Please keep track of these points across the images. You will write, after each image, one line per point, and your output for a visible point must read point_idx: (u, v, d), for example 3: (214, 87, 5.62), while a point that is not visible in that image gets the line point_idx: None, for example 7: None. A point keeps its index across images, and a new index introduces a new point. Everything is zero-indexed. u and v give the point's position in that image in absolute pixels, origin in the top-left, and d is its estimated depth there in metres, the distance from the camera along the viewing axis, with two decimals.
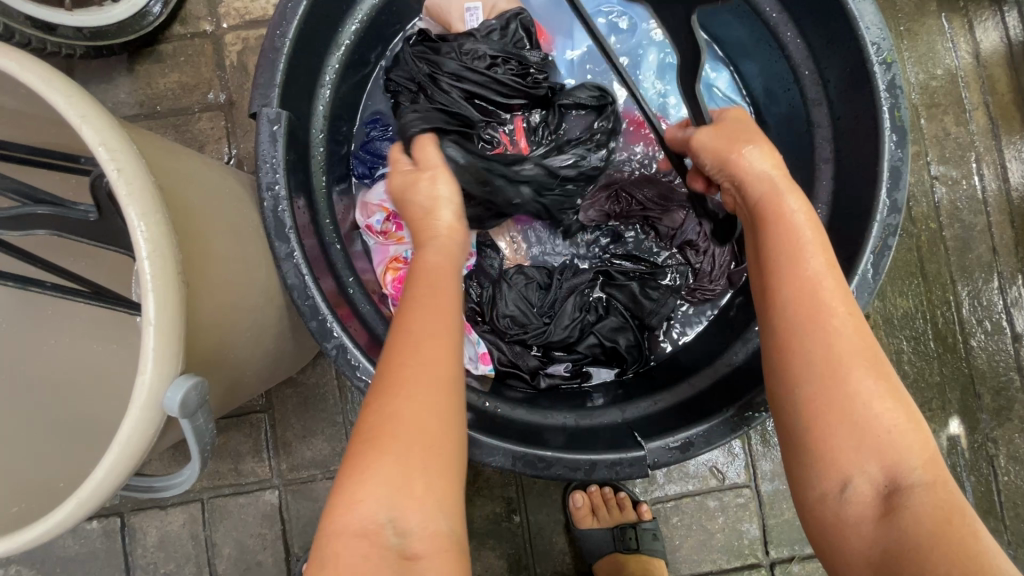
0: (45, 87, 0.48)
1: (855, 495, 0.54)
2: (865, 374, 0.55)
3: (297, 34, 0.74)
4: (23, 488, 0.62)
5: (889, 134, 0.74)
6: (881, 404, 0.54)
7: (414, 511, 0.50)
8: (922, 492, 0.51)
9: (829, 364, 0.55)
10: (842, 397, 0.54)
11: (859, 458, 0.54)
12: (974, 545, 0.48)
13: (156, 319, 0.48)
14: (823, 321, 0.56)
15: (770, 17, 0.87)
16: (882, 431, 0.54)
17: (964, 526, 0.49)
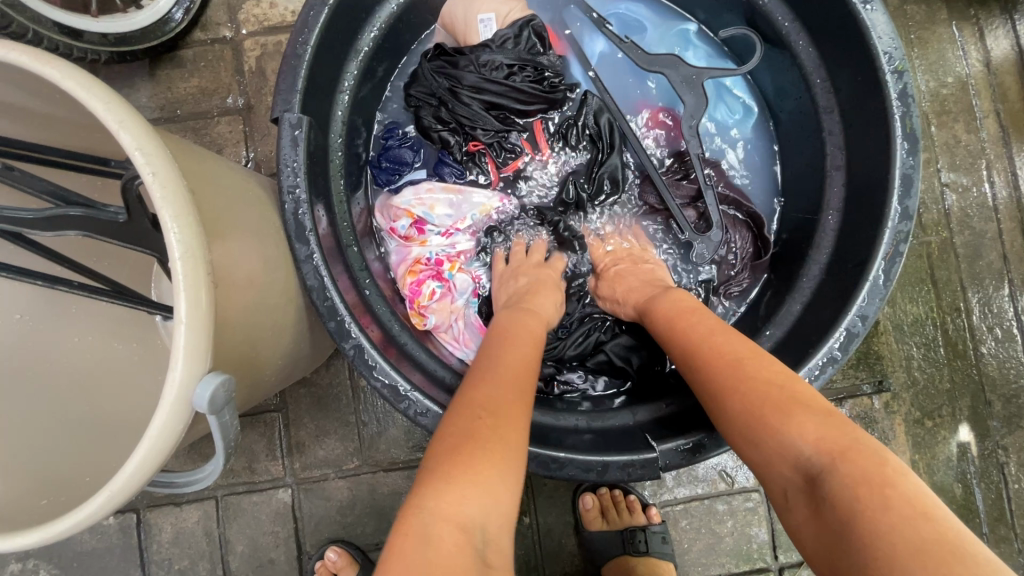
0: (84, 93, 0.50)
1: (793, 499, 0.54)
2: (756, 383, 0.60)
3: (318, 41, 0.76)
4: (52, 481, 0.64)
5: (900, 141, 0.75)
6: (772, 406, 0.57)
7: (497, 522, 0.52)
8: (829, 473, 0.51)
9: (722, 394, 0.61)
10: (741, 415, 0.59)
11: (774, 463, 0.56)
12: (886, 517, 0.46)
13: (187, 318, 0.50)
14: (704, 362, 0.65)
15: (782, 26, 0.88)
16: (781, 428, 0.55)
17: (893, 493, 0.47)
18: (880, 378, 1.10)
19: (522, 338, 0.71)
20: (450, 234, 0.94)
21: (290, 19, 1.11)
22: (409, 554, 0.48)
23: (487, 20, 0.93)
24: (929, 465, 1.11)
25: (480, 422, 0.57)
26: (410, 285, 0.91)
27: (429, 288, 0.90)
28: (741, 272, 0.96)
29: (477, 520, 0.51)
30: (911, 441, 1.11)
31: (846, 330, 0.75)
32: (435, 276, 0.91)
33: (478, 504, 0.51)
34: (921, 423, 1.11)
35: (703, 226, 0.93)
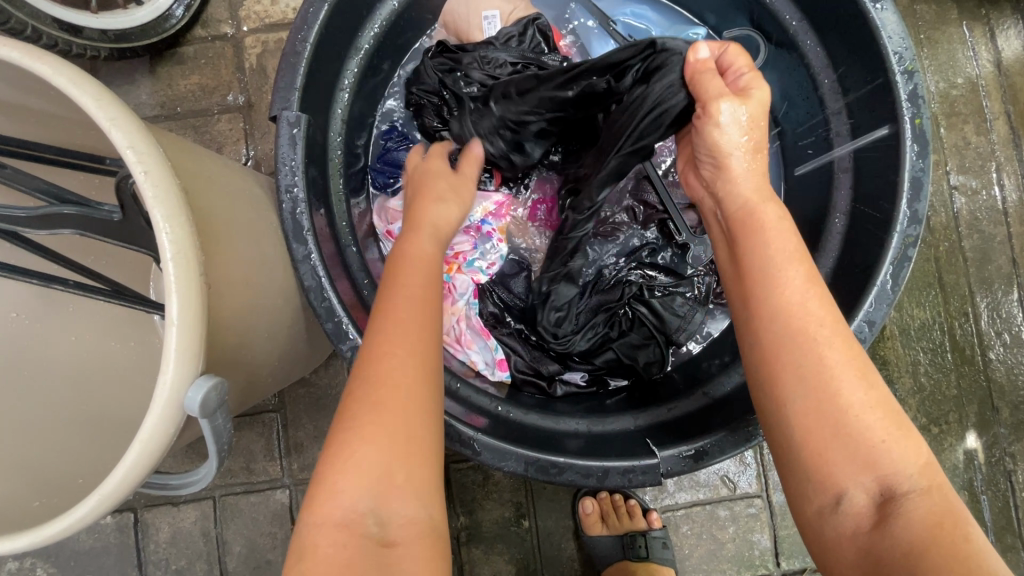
0: (76, 89, 0.49)
1: (849, 507, 0.52)
2: (850, 380, 0.54)
3: (318, 39, 0.75)
4: (45, 483, 0.63)
5: (909, 144, 0.73)
6: (879, 417, 0.53)
7: (389, 498, 0.52)
8: (918, 498, 0.51)
9: (825, 386, 0.53)
10: (833, 414, 0.53)
11: (854, 473, 0.52)
12: (967, 548, 0.47)
13: (178, 320, 0.49)
14: (810, 334, 0.55)
15: (790, 25, 0.86)
16: (877, 442, 0.52)
17: (968, 528, 0.49)
18: (886, 383, 1.09)
19: (415, 277, 0.64)
20: None
21: (291, 17, 1.11)
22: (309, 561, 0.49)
23: (491, 17, 0.93)
24: None
25: (354, 401, 0.55)
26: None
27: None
28: None
29: (366, 508, 0.51)
30: None
31: (853, 336, 0.73)
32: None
33: (359, 491, 0.51)
34: (927, 429, 1.09)
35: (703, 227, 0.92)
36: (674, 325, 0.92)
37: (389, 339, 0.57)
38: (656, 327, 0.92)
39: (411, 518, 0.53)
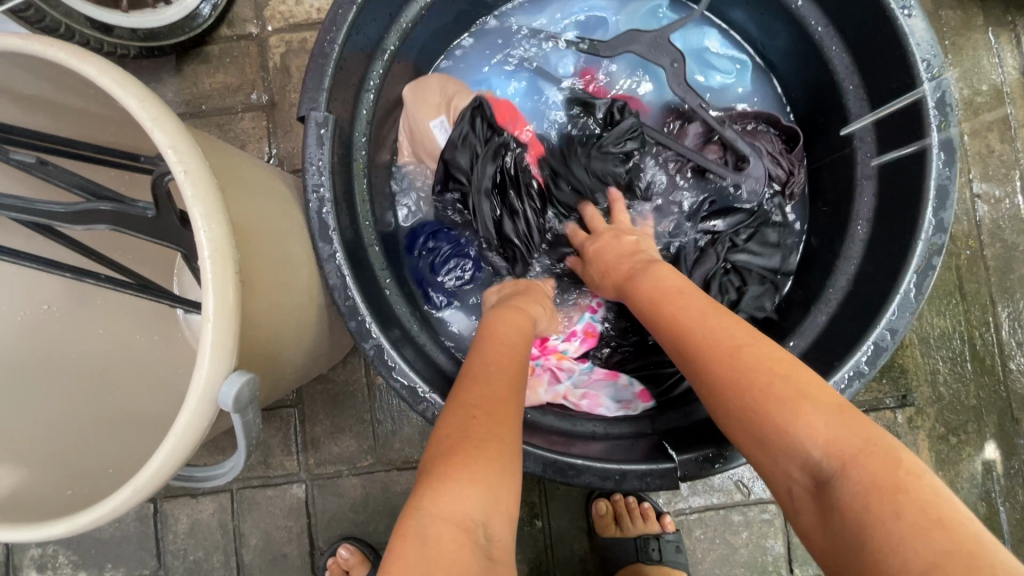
0: (120, 90, 0.50)
1: (800, 501, 0.53)
2: (756, 384, 0.56)
3: (345, 40, 0.76)
4: (76, 472, 0.64)
5: (936, 152, 0.74)
6: (776, 404, 0.54)
7: (500, 519, 0.50)
8: (840, 481, 0.49)
9: (718, 401, 0.59)
10: (740, 416, 0.57)
11: (782, 464, 0.54)
12: (896, 528, 0.44)
13: (215, 316, 0.50)
14: (699, 357, 0.62)
15: (815, 31, 0.85)
16: (785, 429, 0.53)
17: (906, 499, 0.45)
18: (904, 392, 1.08)
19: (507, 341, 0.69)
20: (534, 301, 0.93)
21: (315, 17, 1.12)
22: (409, 553, 0.46)
23: (440, 123, 0.90)
24: (953, 482, 1.08)
25: (474, 423, 0.55)
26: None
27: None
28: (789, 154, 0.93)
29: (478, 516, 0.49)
30: (935, 457, 1.08)
31: (874, 344, 0.73)
32: (530, 354, 0.90)
33: (477, 498, 0.49)
34: (945, 439, 1.09)
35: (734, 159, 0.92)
36: (774, 257, 0.93)
37: (490, 382, 0.61)
38: (762, 268, 0.93)
39: (510, 540, 0.51)
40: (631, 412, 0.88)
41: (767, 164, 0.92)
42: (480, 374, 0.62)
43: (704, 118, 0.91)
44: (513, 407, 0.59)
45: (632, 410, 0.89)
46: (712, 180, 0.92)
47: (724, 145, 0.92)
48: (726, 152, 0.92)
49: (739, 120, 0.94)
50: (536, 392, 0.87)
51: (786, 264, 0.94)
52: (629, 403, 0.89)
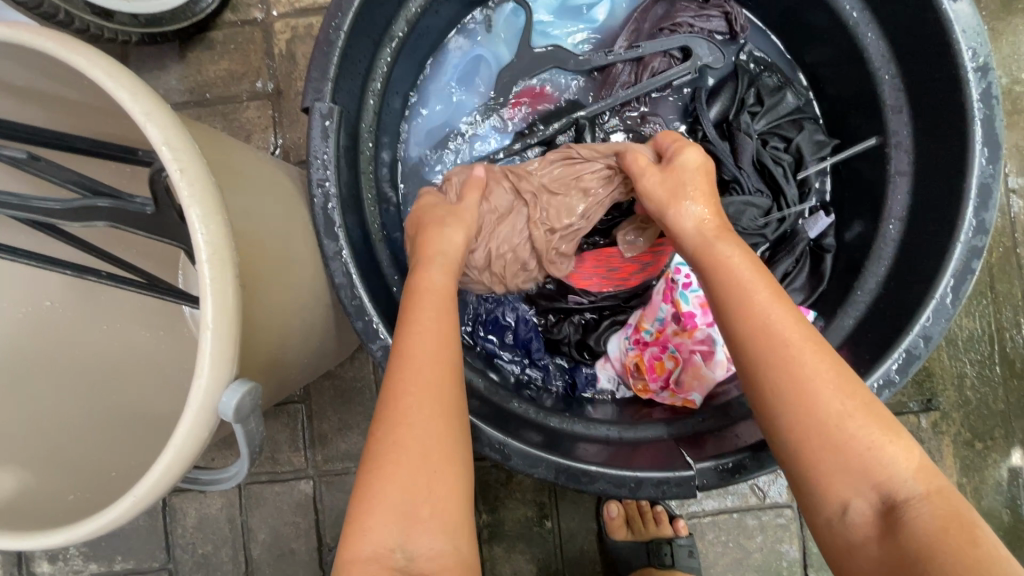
0: (111, 82, 0.47)
1: (858, 517, 0.52)
2: (828, 390, 0.54)
3: (352, 26, 0.72)
4: (78, 476, 0.63)
5: (979, 148, 0.69)
6: (863, 421, 0.54)
7: (417, 532, 0.53)
8: (919, 505, 0.50)
9: (797, 408, 0.54)
10: (820, 421, 0.54)
11: (851, 479, 0.53)
12: (976, 552, 0.46)
13: (214, 324, 0.48)
14: (771, 350, 0.56)
15: (850, 16, 0.80)
16: (868, 448, 0.53)
17: (979, 531, 0.48)
18: (929, 396, 1.04)
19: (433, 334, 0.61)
20: (633, 324, 0.89)
21: (322, 1, 1.08)
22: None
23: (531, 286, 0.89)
24: (977, 489, 1.05)
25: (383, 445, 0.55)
26: (657, 379, 0.86)
27: (667, 363, 0.85)
28: (711, 8, 0.89)
29: (392, 545, 0.52)
30: (960, 463, 1.05)
31: (906, 351, 0.69)
32: (662, 350, 0.86)
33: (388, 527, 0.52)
34: (970, 445, 1.05)
35: (677, 53, 0.88)
36: (791, 97, 0.90)
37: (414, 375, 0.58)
38: (797, 113, 0.90)
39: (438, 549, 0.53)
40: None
41: (699, 31, 0.89)
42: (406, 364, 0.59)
43: (626, 58, 0.88)
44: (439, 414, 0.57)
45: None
46: (678, 81, 0.88)
47: (663, 51, 0.88)
48: (667, 51, 0.88)
49: (665, 17, 0.89)
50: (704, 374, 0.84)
51: (804, 99, 0.92)
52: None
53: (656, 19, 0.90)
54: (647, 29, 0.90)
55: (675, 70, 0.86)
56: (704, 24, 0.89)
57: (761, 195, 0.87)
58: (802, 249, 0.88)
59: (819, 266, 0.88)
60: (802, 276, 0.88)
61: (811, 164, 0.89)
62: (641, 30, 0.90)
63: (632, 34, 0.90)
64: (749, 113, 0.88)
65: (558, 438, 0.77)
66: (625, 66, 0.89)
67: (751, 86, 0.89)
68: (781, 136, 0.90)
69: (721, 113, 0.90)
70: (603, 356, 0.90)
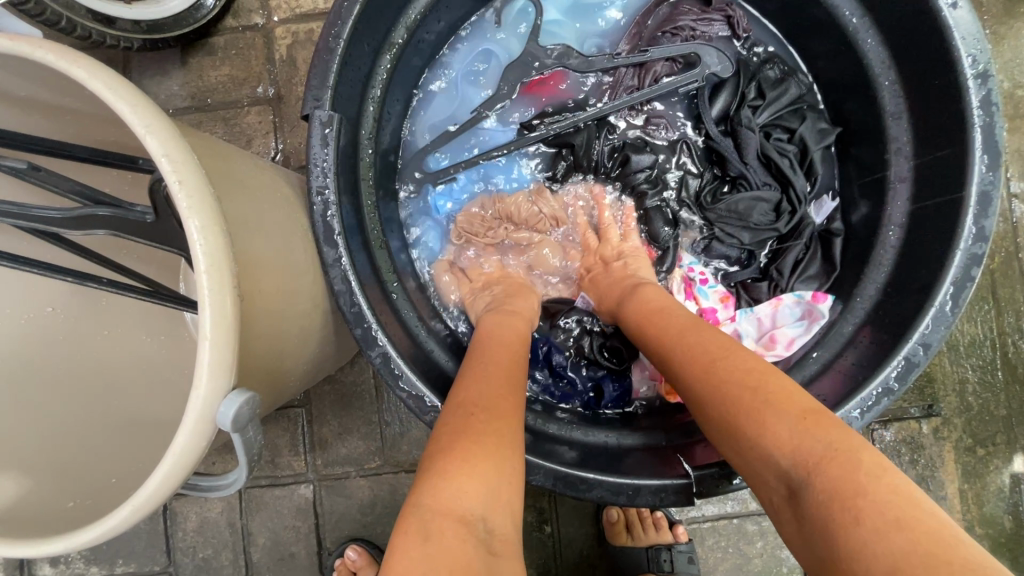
0: (111, 94, 0.47)
1: (778, 507, 0.51)
2: (716, 389, 0.57)
3: (351, 33, 0.72)
4: (78, 482, 0.63)
5: (979, 155, 0.69)
6: (754, 409, 0.53)
7: (499, 510, 0.50)
8: (810, 486, 0.47)
9: (695, 407, 0.59)
10: (716, 418, 0.56)
11: (757, 470, 0.52)
12: (860, 526, 0.43)
13: (212, 334, 0.48)
14: (674, 365, 0.64)
15: (850, 22, 0.80)
16: (759, 436, 0.52)
17: (866, 499, 0.44)
18: (930, 402, 1.04)
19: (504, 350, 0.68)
20: None
21: (322, 7, 1.08)
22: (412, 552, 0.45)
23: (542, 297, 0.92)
24: (979, 495, 1.04)
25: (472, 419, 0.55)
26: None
27: None
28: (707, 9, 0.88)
29: (472, 515, 0.48)
30: (961, 469, 1.04)
31: (905, 359, 0.69)
32: None
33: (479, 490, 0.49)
34: (972, 451, 1.04)
35: (680, 59, 0.88)
36: (793, 86, 0.88)
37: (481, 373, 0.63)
38: (797, 102, 0.89)
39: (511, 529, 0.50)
40: (820, 317, 0.83)
41: (697, 31, 0.88)
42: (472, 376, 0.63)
43: (631, 63, 0.87)
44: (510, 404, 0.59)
45: (819, 316, 0.83)
46: (685, 88, 0.87)
47: (665, 57, 0.87)
48: (671, 57, 0.87)
49: (666, 21, 0.89)
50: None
51: (805, 86, 0.90)
52: (811, 310, 0.84)
53: (655, 20, 0.89)
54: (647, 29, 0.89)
55: (680, 78, 0.86)
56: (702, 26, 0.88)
57: (769, 188, 0.88)
58: (809, 236, 0.88)
59: (829, 250, 0.87)
60: (815, 263, 0.87)
61: (817, 153, 0.88)
62: (644, 32, 0.89)
63: (634, 36, 0.90)
64: (750, 108, 0.88)
65: (556, 443, 0.77)
66: (628, 68, 0.88)
67: (751, 80, 0.88)
68: (784, 128, 0.89)
69: (723, 109, 0.88)
70: (637, 366, 0.90)
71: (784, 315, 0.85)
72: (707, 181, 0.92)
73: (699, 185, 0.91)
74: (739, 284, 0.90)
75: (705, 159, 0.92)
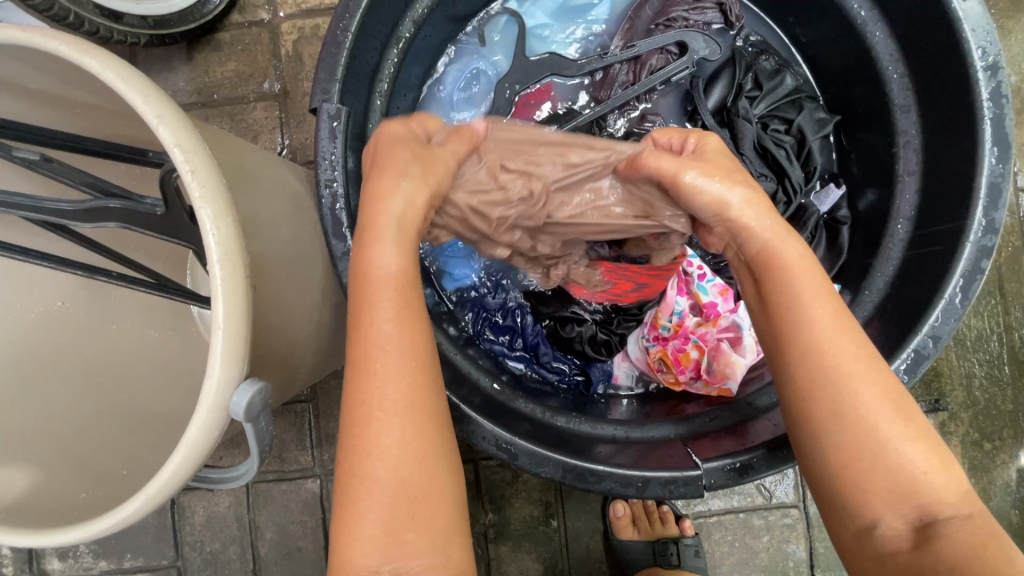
0: (123, 84, 0.47)
1: (888, 533, 0.51)
2: (888, 415, 0.51)
3: (359, 27, 0.72)
4: (90, 474, 0.63)
5: (989, 147, 0.69)
6: (911, 440, 0.50)
7: (403, 550, 0.48)
8: (953, 526, 0.49)
9: (847, 421, 0.51)
10: (863, 440, 0.50)
11: (892, 501, 0.50)
12: (1011, 573, 0.46)
13: (225, 324, 0.48)
14: (823, 363, 0.52)
15: (858, 14, 0.79)
16: (909, 469, 0.50)
17: (993, 546, 0.48)
18: (937, 396, 1.04)
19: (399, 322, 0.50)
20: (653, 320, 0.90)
21: (328, 2, 1.08)
22: None
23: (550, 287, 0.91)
24: (986, 490, 1.04)
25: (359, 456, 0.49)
26: (686, 370, 0.86)
27: (692, 353, 0.86)
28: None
29: (379, 563, 0.48)
30: (968, 464, 1.04)
31: (915, 351, 0.69)
32: (684, 342, 0.86)
33: (375, 538, 0.48)
34: (979, 445, 1.04)
35: (673, 48, 0.87)
36: (788, 77, 0.89)
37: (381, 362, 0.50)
38: (792, 94, 0.90)
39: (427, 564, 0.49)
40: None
41: (693, 21, 0.88)
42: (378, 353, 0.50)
43: (623, 58, 0.86)
44: (416, 424, 0.50)
45: None
46: (676, 77, 0.87)
47: (660, 47, 0.86)
48: (663, 47, 0.86)
49: (659, 13, 0.89)
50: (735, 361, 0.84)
51: (801, 77, 0.91)
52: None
53: (651, 14, 0.89)
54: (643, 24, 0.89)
55: (674, 67, 0.85)
56: (700, 17, 0.88)
57: (767, 179, 0.87)
58: (814, 223, 0.88)
59: (836, 238, 0.88)
60: (821, 249, 0.89)
61: (815, 143, 0.89)
62: (638, 26, 0.89)
63: (627, 31, 0.90)
64: (748, 98, 0.88)
65: (566, 437, 0.77)
66: (621, 62, 0.87)
67: (747, 73, 0.89)
68: (782, 118, 0.89)
69: (721, 99, 0.88)
70: (620, 355, 0.93)
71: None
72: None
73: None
74: (739, 277, 0.90)
75: None
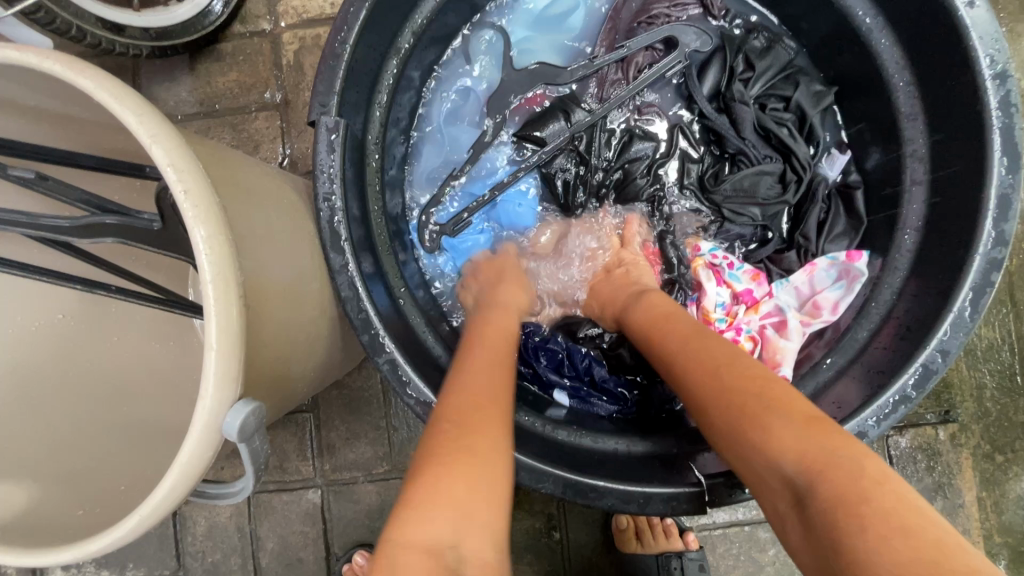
0: (117, 105, 0.47)
1: (784, 506, 0.49)
2: (737, 384, 0.55)
3: (358, 39, 0.72)
4: (87, 491, 0.63)
5: (998, 157, 0.67)
6: (755, 407, 0.53)
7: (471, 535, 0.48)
8: (813, 483, 0.46)
9: (711, 403, 0.56)
10: (723, 418, 0.55)
11: (762, 465, 0.51)
12: (866, 523, 0.42)
13: (218, 344, 0.48)
14: (686, 366, 0.62)
15: (863, 22, 0.78)
16: (761, 430, 0.51)
17: (870, 510, 0.42)
18: (947, 408, 1.02)
19: (489, 362, 0.66)
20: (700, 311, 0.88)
21: (329, 12, 1.08)
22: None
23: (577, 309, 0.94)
24: (998, 503, 1.02)
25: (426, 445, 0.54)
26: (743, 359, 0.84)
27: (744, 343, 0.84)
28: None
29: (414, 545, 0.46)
30: (979, 477, 1.02)
31: (923, 366, 0.67)
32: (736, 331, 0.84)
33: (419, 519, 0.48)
34: (990, 457, 1.02)
35: (660, 44, 0.87)
36: (780, 54, 0.88)
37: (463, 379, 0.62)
38: (784, 70, 0.88)
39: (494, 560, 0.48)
40: (859, 275, 0.81)
41: (672, 12, 0.88)
42: (456, 386, 0.61)
43: (612, 59, 0.86)
44: (488, 418, 0.57)
45: (857, 274, 0.81)
46: (668, 73, 0.86)
47: (646, 45, 0.87)
48: (650, 45, 0.87)
49: (640, 11, 0.89)
50: (781, 346, 0.82)
51: (793, 51, 0.89)
52: (847, 270, 0.82)
53: (629, 17, 0.90)
54: (624, 24, 0.90)
55: (664, 62, 0.85)
56: (678, 11, 0.88)
57: (771, 161, 0.87)
58: (825, 195, 0.88)
59: (852, 206, 0.86)
60: (841, 220, 0.86)
61: (816, 117, 0.87)
62: (618, 27, 0.90)
63: (609, 39, 0.90)
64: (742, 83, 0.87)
65: (566, 451, 0.76)
66: (612, 59, 0.86)
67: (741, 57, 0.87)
68: (778, 96, 0.88)
69: (714, 86, 0.87)
70: None
71: (822, 279, 0.84)
72: (708, 163, 0.91)
73: (701, 169, 0.91)
74: (766, 259, 0.89)
75: (702, 141, 0.91)
